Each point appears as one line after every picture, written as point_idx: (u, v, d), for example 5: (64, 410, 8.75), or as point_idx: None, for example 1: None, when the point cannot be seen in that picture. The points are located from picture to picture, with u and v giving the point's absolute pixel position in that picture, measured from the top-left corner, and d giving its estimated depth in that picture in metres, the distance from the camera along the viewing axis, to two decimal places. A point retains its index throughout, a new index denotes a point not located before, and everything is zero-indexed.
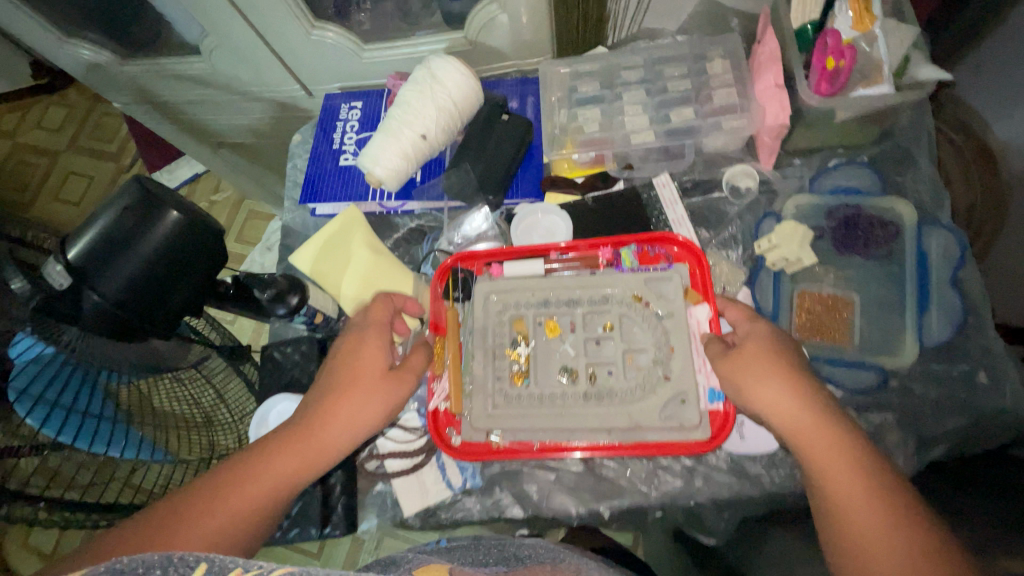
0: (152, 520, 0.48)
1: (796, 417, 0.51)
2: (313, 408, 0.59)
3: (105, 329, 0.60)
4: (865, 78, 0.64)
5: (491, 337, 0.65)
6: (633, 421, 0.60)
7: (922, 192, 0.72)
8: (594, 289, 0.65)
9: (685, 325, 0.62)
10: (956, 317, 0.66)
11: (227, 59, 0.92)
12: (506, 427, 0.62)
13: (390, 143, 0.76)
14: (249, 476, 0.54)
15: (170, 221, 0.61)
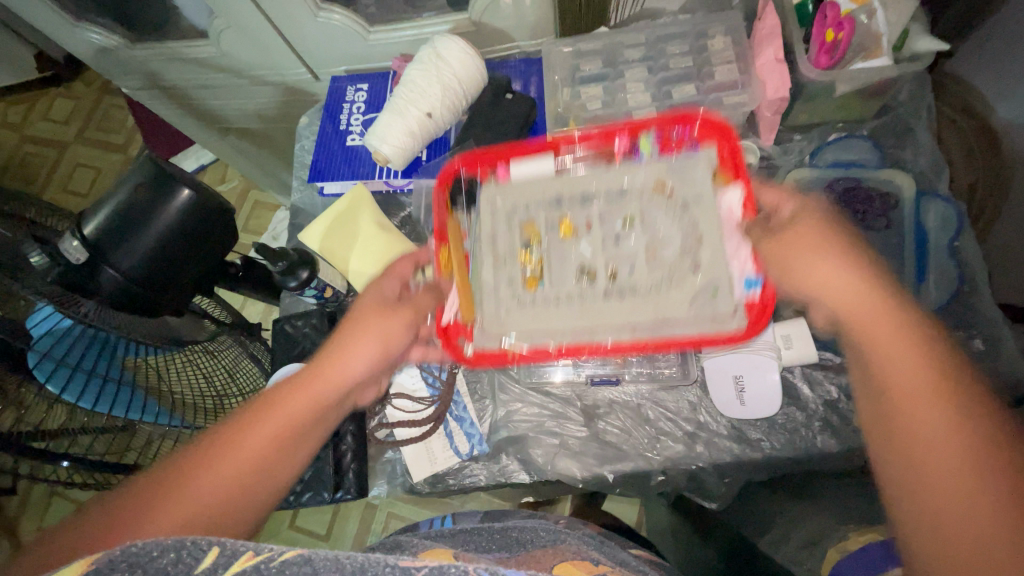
0: (149, 488, 0.44)
1: (849, 288, 0.46)
2: (323, 352, 0.57)
3: (121, 304, 0.63)
4: (863, 51, 0.65)
5: (502, 243, 0.64)
6: (663, 315, 0.59)
7: (921, 164, 0.73)
8: (611, 181, 0.65)
9: (713, 207, 0.61)
10: (954, 284, 0.67)
11: (234, 42, 0.93)
12: (518, 329, 0.61)
13: (396, 121, 0.78)
14: (256, 418, 0.51)
15: (181, 197, 0.63)
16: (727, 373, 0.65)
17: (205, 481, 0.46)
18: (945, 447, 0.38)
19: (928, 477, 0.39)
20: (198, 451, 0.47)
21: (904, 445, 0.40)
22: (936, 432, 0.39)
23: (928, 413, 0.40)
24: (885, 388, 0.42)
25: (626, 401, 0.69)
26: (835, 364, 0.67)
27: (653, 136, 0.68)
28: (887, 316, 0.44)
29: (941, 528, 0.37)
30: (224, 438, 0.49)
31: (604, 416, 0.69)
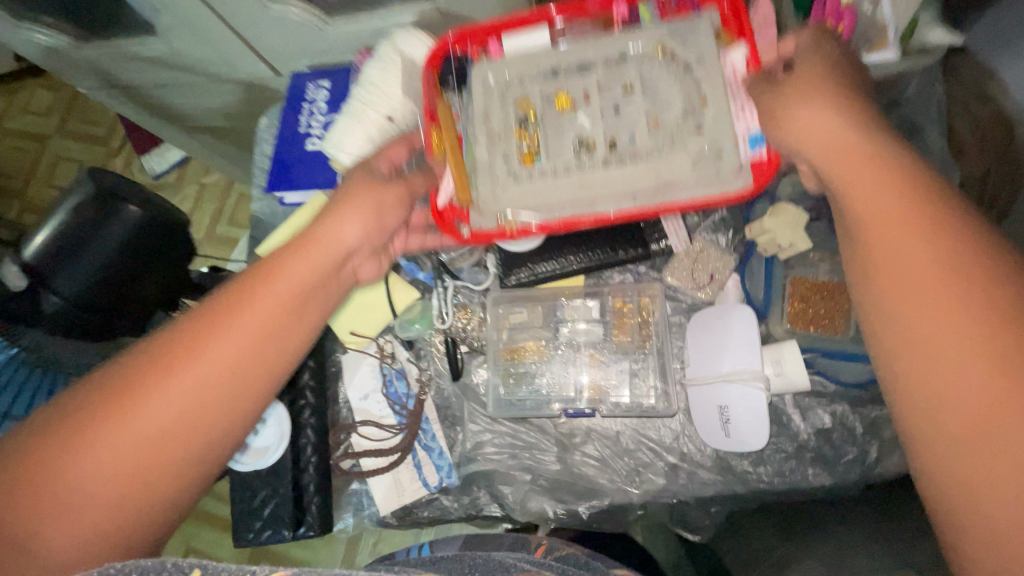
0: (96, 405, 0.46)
1: (830, 141, 0.45)
2: (263, 264, 0.56)
3: (81, 317, 0.74)
4: (868, 43, 0.58)
5: (497, 120, 0.67)
6: (661, 179, 0.62)
7: (930, 166, 0.66)
8: (611, 47, 0.67)
9: (714, 71, 0.63)
10: None
11: (184, 39, 0.86)
12: (519, 204, 0.64)
13: (354, 127, 0.71)
14: (203, 327, 0.50)
15: (129, 214, 0.72)
16: (712, 402, 0.60)
17: (159, 393, 0.47)
18: (929, 285, 0.38)
19: (905, 315, 0.39)
20: (149, 361, 0.48)
21: (883, 284, 0.40)
22: (913, 273, 0.39)
23: (906, 251, 0.39)
24: (862, 227, 0.42)
25: (603, 431, 0.65)
26: (828, 392, 0.62)
27: (653, 4, 0.67)
28: (867, 170, 0.43)
29: (916, 347, 0.38)
30: (172, 350, 0.49)
31: (580, 447, 0.65)
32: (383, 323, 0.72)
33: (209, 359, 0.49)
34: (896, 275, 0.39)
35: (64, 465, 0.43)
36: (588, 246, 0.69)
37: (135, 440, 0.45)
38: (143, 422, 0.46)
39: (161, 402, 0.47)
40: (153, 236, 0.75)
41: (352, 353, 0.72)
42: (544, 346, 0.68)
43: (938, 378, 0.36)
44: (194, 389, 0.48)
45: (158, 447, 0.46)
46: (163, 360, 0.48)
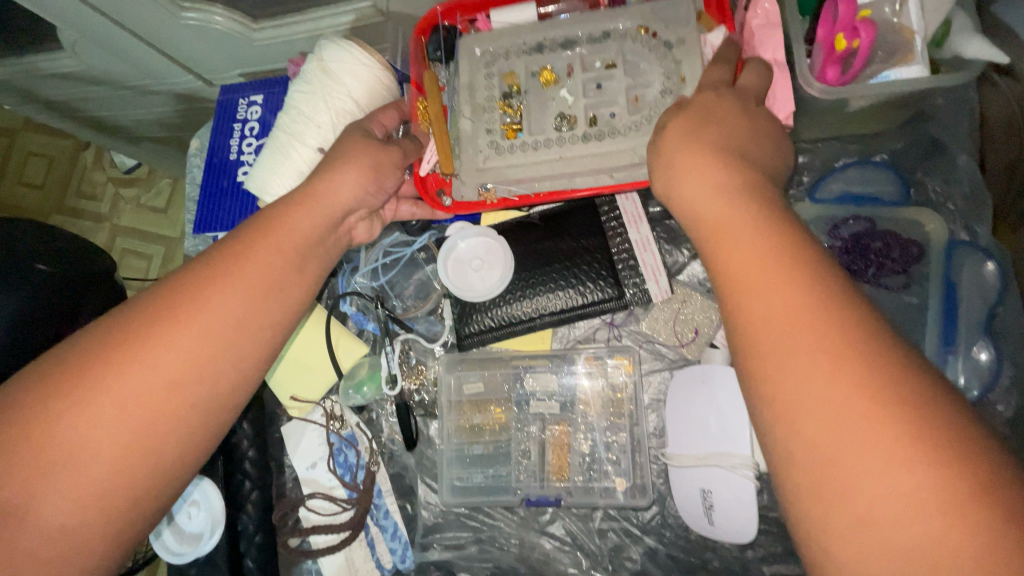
0: (88, 366, 0.38)
1: (721, 211, 0.38)
2: (261, 215, 0.50)
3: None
4: (891, 55, 0.46)
5: (480, 91, 0.61)
6: (639, 156, 0.57)
7: (956, 199, 0.56)
8: (595, 23, 0.60)
9: (695, 48, 0.56)
10: (990, 373, 0.51)
11: (95, 53, 0.75)
12: (499, 178, 0.60)
13: (281, 160, 0.61)
14: (203, 277, 0.44)
15: (37, 272, 0.64)
16: (693, 485, 0.53)
17: (156, 349, 0.40)
18: (836, 397, 0.29)
19: (815, 432, 0.29)
20: (143, 313, 0.41)
21: (781, 388, 0.31)
22: (813, 375, 0.29)
23: (803, 350, 0.30)
24: (750, 310, 0.33)
25: (573, 510, 0.58)
26: None
27: None
28: (757, 242, 0.35)
29: (835, 478, 0.28)
30: (174, 299, 0.42)
31: (545, 527, 0.58)
32: (327, 384, 0.65)
33: (218, 313, 0.43)
34: (765, 344, 0.32)
35: (58, 424, 0.37)
36: (550, 299, 0.62)
37: (134, 397, 0.39)
38: (139, 381, 0.39)
39: (159, 359, 0.40)
40: (66, 297, 0.66)
41: (294, 420, 0.65)
42: (507, 413, 0.61)
43: (868, 518, 0.27)
44: (195, 347, 0.41)
45: (159, 407, 0.40)
46: (164, 310, 0.42)
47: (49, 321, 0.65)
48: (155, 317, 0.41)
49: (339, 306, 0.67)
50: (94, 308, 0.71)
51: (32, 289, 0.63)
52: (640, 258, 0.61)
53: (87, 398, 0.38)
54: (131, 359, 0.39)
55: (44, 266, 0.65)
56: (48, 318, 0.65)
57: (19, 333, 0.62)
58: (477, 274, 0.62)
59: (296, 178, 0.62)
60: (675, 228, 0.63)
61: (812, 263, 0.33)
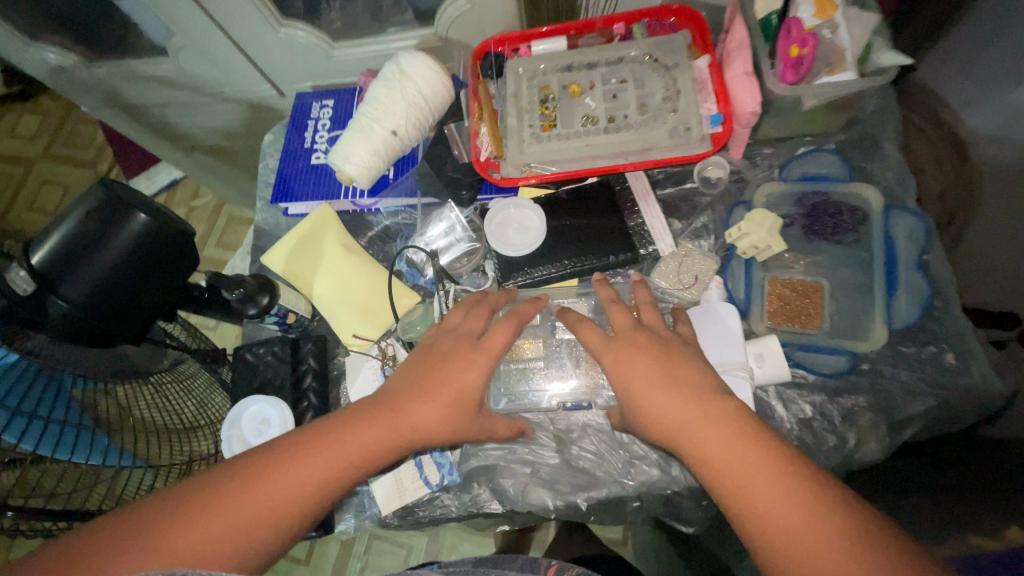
0: (194, 502, 0.44)
1: (666, 395, 0.51)
2: (389, 388, 0.54)
3: (75, 332, 0.68)
4: (829, 65, 0.65)
5: (524, 98, 0.77)
6: (647, 144, 0.72)
7: (888, 179, 0.73)
8: (612, 52, 0.77)
9: (687, 70, 0.74)
10: (923, 300, 0.66)
11: (194, 59, 0.91)
12: (538, 159, 0.74)
13: (360, 140, 0.75)
14: (351, 423, 0.50)
15: (137, 222, 0.69)
16: None
17: (280, 481, 0.46)
18: (820, 551, 0.40)
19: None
20: (285, 446, 0.48)
21: (776, 543, 0.42)
22: (804, 535, 0.41)
23: (789, 510, 0.42)
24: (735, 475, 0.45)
25: (599, 424, 0.67)
26: (809, 383, 0.66)
27: (643, 25, 0.80)
28: (721, 427, 0.48)
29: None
30: (285, 454, 0.47)
31: (577, 441, 0.66)
32: (384, 327, 0.75)
33: (310, 476, 0.47)
34: (755, 505, 0.43)
35: (193, 537, 0.42)
36: (578, 255, 0.75)
37: (238, 528, 0.44)
38: (248, 512, 0.44)
39: (280, 491, 0.46)
40: (156, 246, 0.71)
41: (354, 356, 0.74)
42: (543, 344, 0.69)
43: None
44: (312, 485, 0.47)
45: (250, 539, 0.44)
46: (272, 468, 0.46)
47: (152, 269, 0.72)
48: (307, 451, 0.48)
49: (396, 265, 0.79)
50: (172, 273, 0.75)
51: (131, 234, 0.69)
52: (647, 225, 0.76)
53: (207, 518, 0.43)
54: (275, 486, 0.46)
55: (146, 215, 0.69)
56: (157, 261, 0.72)
57: (133, 269, 0.70)
58: (515, 236, 0.75)
59: (372, 156, 0.76)
60: (673, 204, 0.78)
61: (754, 429, 0.47)
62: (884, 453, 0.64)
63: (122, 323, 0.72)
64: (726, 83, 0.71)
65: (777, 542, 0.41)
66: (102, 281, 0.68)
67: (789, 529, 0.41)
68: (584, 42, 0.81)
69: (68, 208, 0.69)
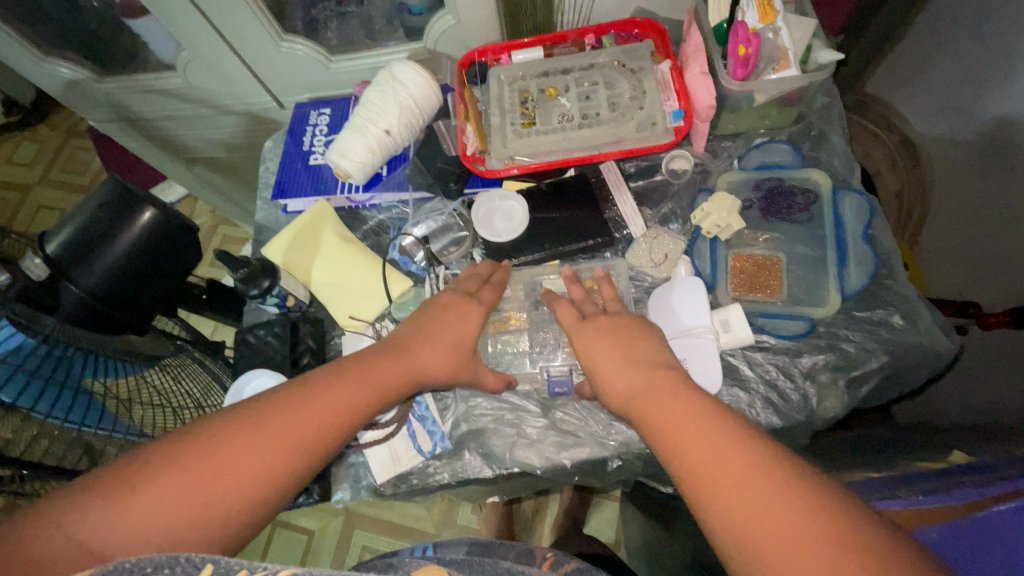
0: (209, 431, 0.47)
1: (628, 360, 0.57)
2: (396, 340, 0.61)
3: (84, 318, 0.72)
4: (774, 63, 0.73)
5: (506, 100, 0.84)
6: (617, 137, 0.80)
7: (835, 165, 0.81)
8: (584, 59, 0.86)
9: (652, 72, 0.82)
10: (871, 267, 0.73)
11: (201, 72, 0.98)
12: (520, 153, 0.81)
13: (356, 138, 0.82)
14: (366, 367, 0.57)
15: (147, 215, 0.74)
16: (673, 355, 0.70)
17: (310, 411, 0.51)
18: (739, 472, 0.42)
19: (721, 505, 0.41)
20: (305, 385, 0.53)
21: (705, 477, 0.43)
22: (718, 463, 0.43)
23: (709, 439, 0.45)
24: (670, 421, 0.49)
25: (580, 391, 0.71)
26: (772, 346, 0.72)
27: (611, 36, 0.88)
28: (661, 385, 0.53)
29: (754, 530, 0.38)
30: (295, 394, 0.52)
31: (561, 406, 0.71)
32: (380, 308, 0.80)
33: (317, 411, 0.51)
34: (690, 443, 0.45)
35: (202, 459, 0.45)
36: (558, 239, 0.81)
37: (275, 454, 0.47)
38: (283, 437, 0.48)
39: (309, 420, 0.50)
40: (167, 237, 0.76)
41: (350, 335, 0.79)
42: (527, 319, 0.76)
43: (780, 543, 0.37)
44: (338, 415, 0.52)
45: (284, 461, 0.48)
46: (279, 405, 0.50)
47: (158, 261, 0.76)
48: (313, 391, 0.52)
49: (390, 253, 0.85)
50: (177, 267, 0.80)
51: (140, 227, 0.74)
52: (620, 211, 0.82)
53: (242, 444, 0.47)
54: (282, 420, 0.49)
55: (153, 209, 0.75)
56: (169, 251, 0.77)
57: (142, 258, 0.74)
58: (500, 224, 0.81)
59: (367, 153, 0.82)
60: (644, 192, 0.85)
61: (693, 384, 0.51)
62: (843, 407, 0.70)
63: (130, 313, 0.77)
64: (687, 83, 0.79)
65: (706, 478, 0.43)
66: (113, 270, 0.72)
67: (717, 459, 0.43)
68: (559, 51, 0.89)
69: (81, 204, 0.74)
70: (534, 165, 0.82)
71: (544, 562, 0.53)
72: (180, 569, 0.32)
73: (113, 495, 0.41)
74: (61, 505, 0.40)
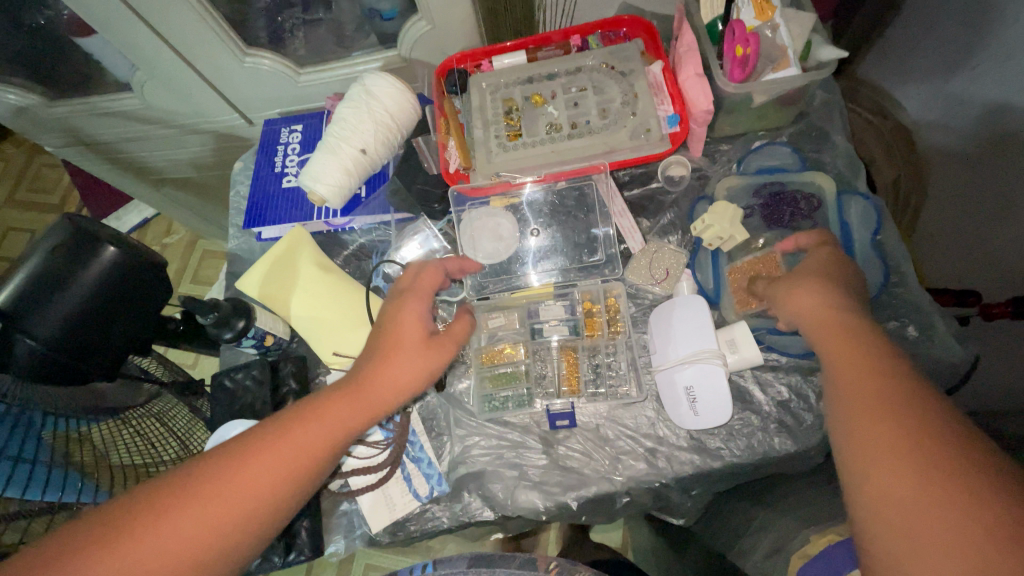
0: (163, 491, 0.46)
1: (827, 316, 0.52)
2: (360, 370, 0.58)
3: (46, 373, 0.66)
4: (773, 62, 0.69)
5: (489, 110, 0.78)
6: (609, 147, 0.75)
7: (839, 166, 0.77)
8: (570, 62, 0.80)
9: (643, 74, 0.77)
10: (881, 277, 0.69)
11: (160, 90, 0.92)
12: (506, 168, 0.75)
13: (330, 160, 0.76)
14: (312, 418, 0.53)
15: (107, 255, 0.67)
16: (679, 384, 0.65)
17: (260, 467, 0.49)
18: (896, 444, 0.39)
19: (887, 481, 0.38)
20: (249, 441, 0.51)
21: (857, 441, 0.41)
22: (884, 443, 0.39)
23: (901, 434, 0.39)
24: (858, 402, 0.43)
25: (584, 424, 0.67)
26: (782, 364, 0.68)
27: (598, 37, 0.83)
28: (847, 340, 0.49)
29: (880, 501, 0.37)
30: (243, 452, 0.49)
31: (563, 441, 0.67)
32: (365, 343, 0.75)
33: (270, 473, 0.49)
34: (851, 400, 0.44)
35: (156, 527, 0.44)
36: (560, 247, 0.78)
37: (225, 521, 0.46)
38: (234, 505, 0.47)
39: (256, 481, 0.48)
40: (132, 276, 0.70)
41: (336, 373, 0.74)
42: (522, 345, 0.73)
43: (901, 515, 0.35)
44: (294, 471, 0.50)
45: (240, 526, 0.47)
46: (228, 468, 0.48)
47: (125, 302, 0.70)
48: (260, 451, 0.50)
49: (373, 281, 0.79)
50: (147, 308, 0.74)
51: (101, 267, 0.67)
52: (617, 224, 0.78)
53: (197, 503, 0.46)
54: (228, 491, 0.47)
55: (114, 248, 0.68)
56: (135, 290, 0.71)
57: (106, 301, 0.68)
58: (490, 244, 0.77)
59: (342, 174, 0.77)
60: (640, 204, 0.80)
61: (877, 342, 0.48)
62: None
63: (97, 362, 0.70)
64: (681, 85, 0.75)
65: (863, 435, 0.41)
66: (74, 318, 0.66)
67: (873, 419, 0.41)
68: (543, 55, 0.83)
69: (35, 246, 0.67)
70: (525, 181, 0.78)
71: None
72: None
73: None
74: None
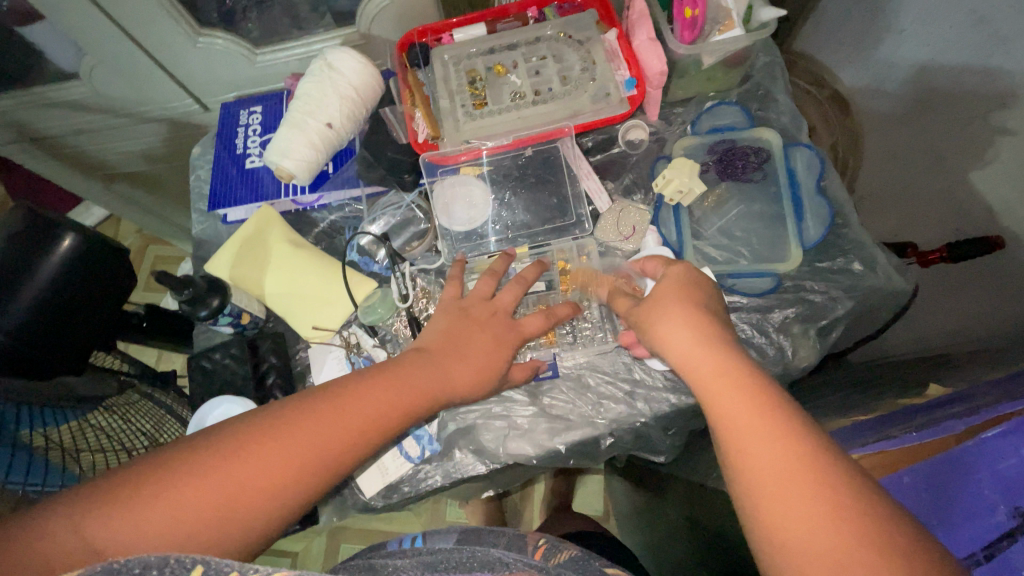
0: (263, 427, 0.46)
1: (704, 355, 0.49)
2: (435, 350, 0.59)
3: (13, 367, 0.64)
4: (719, 24, 0.73)
5: (452, 81, 0.80)
6: (572, 111, 0.78)
7: (784, 121, 0.83)
8: (529, 32, 0.82)
9: (599, 41, 0.80)
10: (827, 219, 0.75)
11: (109, 77, 0.88)
12: (474, 136, 0.77)
13: (296, 135, 0.76)
14: (378, 384, 0.53)
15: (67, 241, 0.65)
16: None
17: (322, 423, 0.48)
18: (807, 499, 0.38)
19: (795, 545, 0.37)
20: (324, 393, 0.51)
21: (763, 491, 0.40)
22: (796, 507, 0.38)
23: (785, 472, 0.39)
24: (735, 432, 0.43)
25: (566, 374, 0.70)
26: (744, 304, 0.73)
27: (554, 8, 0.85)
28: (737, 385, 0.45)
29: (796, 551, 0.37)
30: (320, 401, 0.50)
31: (548, 392, 0.70)
32: (345, 315, 0.75)
33: (336, 425, 0.49)
34: (740, 450, 0.42)
35: (250, 457, 0.45)
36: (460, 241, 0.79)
37: (288, 466, 0.45)
38: (300, 452, 0.46)
39: (323, 436, 0.48)
40: (96, 262, 0.68)
41: (317, 347, 0.75)
42: None
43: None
44: (355, 430, 0.49)
45: (314, 468, 0.47)
46: (299, 417, 0.48)
47: (90, 288, 0.68)
48: (326, 405, 0.49)
49: (348, 255, 0.80)
50: (113, 295, 0.72)
51: (62, 255, 0.65)
52: (583, 186, 0.80)
53: (273, 439, 0.46)
54: (296, 433, 0.47)
55: (74, 233, 0.66)
56: (99, 276, 0.68)
57: (70, 288, 0.66)
58: (461, 211, 0.79)
59: (308, 148, 0.76)
60: (603, 167, 0.84)
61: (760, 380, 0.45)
62: (815, 356, 0.72)
63: (67, 354, 0.68)
64: (635, 51, 0.78)
65: (764, 492, 0.40)
66: (39, 307, 0.64)
67: (765, 468, 0.40)
68: (501, 26, 0.85)
69: None
70: (493, 148, 0.80)
71: (536, 552, 0.41)
72: (169, 569, 0.29)
73: (119, 506, 0.40)
74: (69, 518, 0.39)
